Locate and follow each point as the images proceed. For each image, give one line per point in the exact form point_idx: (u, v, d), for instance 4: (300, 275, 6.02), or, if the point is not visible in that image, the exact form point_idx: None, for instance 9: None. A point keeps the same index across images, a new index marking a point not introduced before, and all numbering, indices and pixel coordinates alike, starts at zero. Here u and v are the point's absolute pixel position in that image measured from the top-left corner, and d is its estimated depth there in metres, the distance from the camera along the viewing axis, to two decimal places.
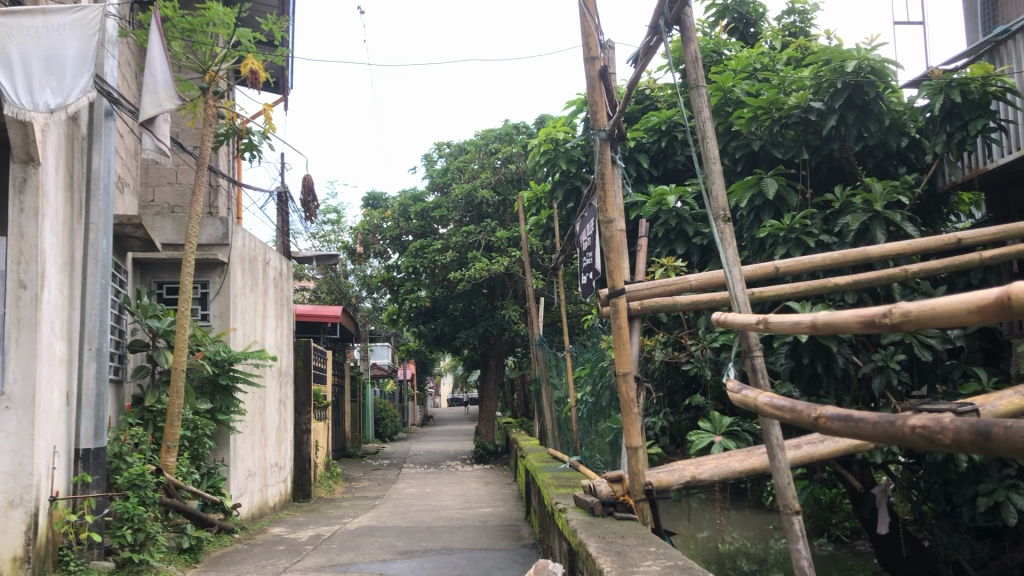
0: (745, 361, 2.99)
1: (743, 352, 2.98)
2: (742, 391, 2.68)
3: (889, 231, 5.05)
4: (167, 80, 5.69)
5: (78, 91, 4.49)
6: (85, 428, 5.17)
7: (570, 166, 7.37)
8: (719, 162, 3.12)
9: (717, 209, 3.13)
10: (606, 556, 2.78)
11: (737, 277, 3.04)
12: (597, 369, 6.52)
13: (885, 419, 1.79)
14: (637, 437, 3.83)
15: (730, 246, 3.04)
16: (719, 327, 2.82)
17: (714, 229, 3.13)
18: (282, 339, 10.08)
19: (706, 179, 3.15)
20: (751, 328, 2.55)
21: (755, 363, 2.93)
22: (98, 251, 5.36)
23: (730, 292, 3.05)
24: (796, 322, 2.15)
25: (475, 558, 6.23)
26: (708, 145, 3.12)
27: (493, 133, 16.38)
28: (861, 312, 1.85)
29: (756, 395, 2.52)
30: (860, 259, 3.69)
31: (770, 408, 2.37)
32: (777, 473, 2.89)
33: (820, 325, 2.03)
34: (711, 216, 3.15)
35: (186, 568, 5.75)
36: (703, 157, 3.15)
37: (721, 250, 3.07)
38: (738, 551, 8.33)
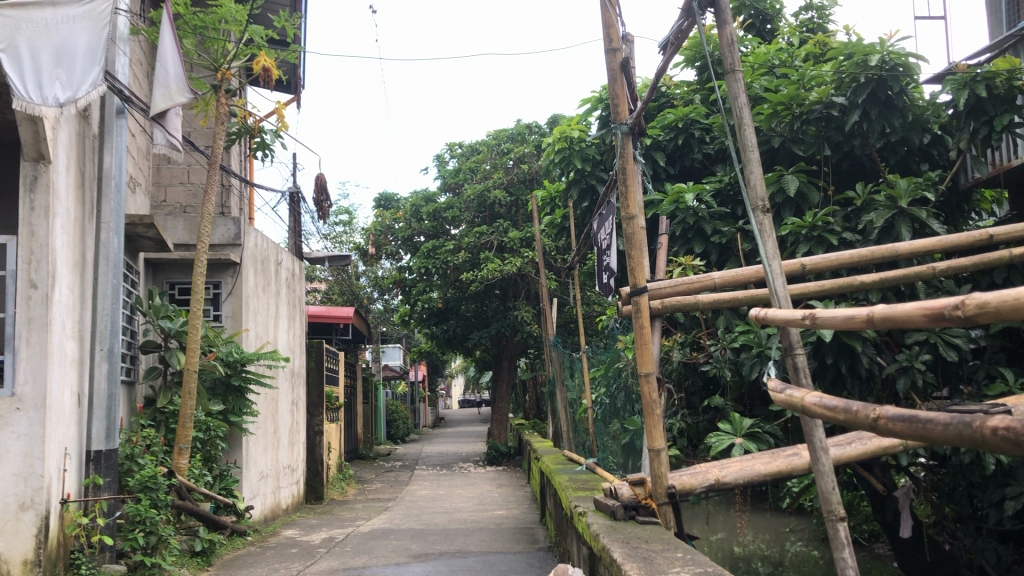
0: (786, 359, 2.97)
1: (784, 350, 2.96)
2: (786, 390, 2.57)
3: (914, 227, 4.95)
4: (179, 73, 5.64)
5: (88, 85, 4.42)
6: (96, 430, 5.11)
7: (585, 164, 7.29)
8: (757, 151, 3.06)
9: (755, 199, 3.05)
10: (631, 561, 2.68)
11: (777, 272, 2.98)
12: (614, 371, 6.43)
13: (957, 420, 1.70)
14: (660, 440, 3.75)
15: (770, 239, 3.00)
16: (758, 324, 2.72)
17: (752, 220, 3.07)
18: (294, 340, 10.03)
19: (743, 168, 3.07)
20: (795, 324, 2.44)
21: (796, 361, 2.91)
22: (109, 250, 5.30)
23: (770, 286, 2.99)
24: (850, 316, 2.06)
25: (491, 561, 6.14)
26: (745, 133, 3.06)
27: (505, 133, 16.30)
28: (926, 305, 1.76)
29: (801, 395, 2.42)
30: (888, 256, 3.60)
31: (819, 408, 2.26)
32: (820, 478, 2.82)
33: (878, 319, 1.94)
34: (749, 206, 3.08)
35: (198, 571, 5.68)
36: (740, 146, 3.08)
37: (760, 243, 3.03)
38: (753, 554, 8.18)
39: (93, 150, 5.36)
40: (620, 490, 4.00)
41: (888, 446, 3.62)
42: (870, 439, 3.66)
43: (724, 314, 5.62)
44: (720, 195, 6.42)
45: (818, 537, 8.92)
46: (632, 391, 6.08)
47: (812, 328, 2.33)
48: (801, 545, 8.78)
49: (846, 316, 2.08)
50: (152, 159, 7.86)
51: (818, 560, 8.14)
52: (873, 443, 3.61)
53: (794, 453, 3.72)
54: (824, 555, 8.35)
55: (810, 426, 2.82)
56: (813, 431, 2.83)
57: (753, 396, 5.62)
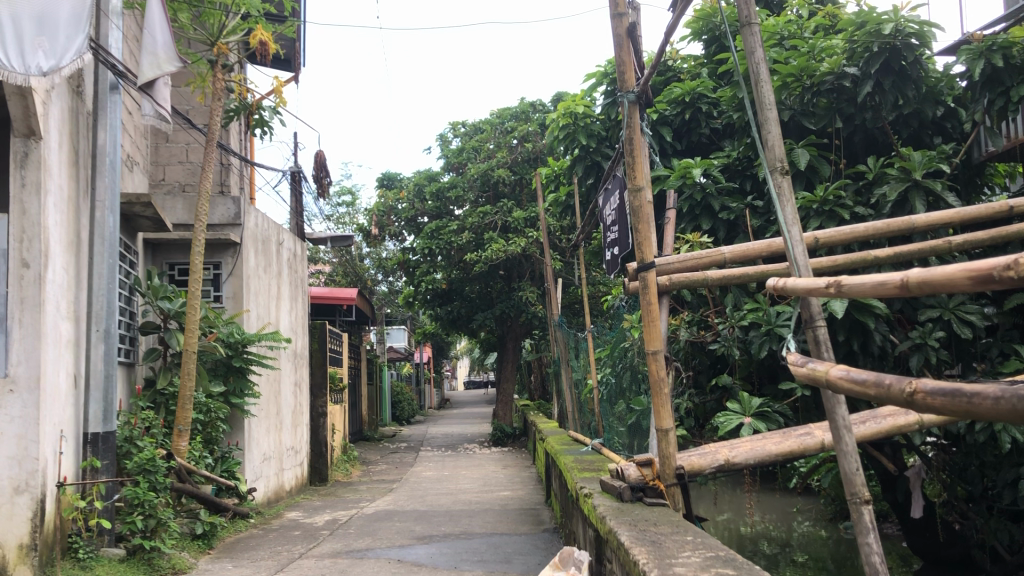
0: (806, 332, 2.86)
1: (804, 322, 2.86)
2: (810, 365, 2.47)
3: (929, 200, 4.82)
4: (166, 41, 5.54)
5: (71, 54, 4.40)
6: (94, 411, 5.03)
7: (590, 140, 7.15)
8: (776, 109, 2.93)
9: (773, 160, 2.94)
10: (640, 545, 2.58)
11: (797, 239, 2.88)
12: (620, 350, 6.33)
13: (1004, 392, 1.59)
14: (667, 419, 3.70)
15: (788, 205, 2.88)
16: (775, 296, 2.64)
17: (770, 182, 2.94)
18: (297, 321, 9.94)
19: (761, 128, 2.95)
20: (819, 292, 2.35)
21: (818, 334, 2.81)
22: (105, 229, 5.18)
23: (789, 256, 2.87)
24: (884, 282, 1.95)
25: (496, 543, 6.06)
26: (762, 91, 2.93)
27: (509, 112, 16.12)
28: (969, 266, 1.65)
29: (827, 369, 2.32)
30: (905, 229, 3.49)
31: (847, 381, 2.16)
32: (843, 459, 2.72)
33: (915, 284, 1.84)
34: (767, 167, 2.96)
35: (199, 555, 5.61)
36: (757, 105, 2.96)
37: (778, 209, 2.90)
38: (760, 534, 8.08)
39: (87, 127, 5.24)
40: (627, 471, 3.89)
41: (903, 425, 3.50)
42: (884, 418, 3.54)
43: (733, 291, 5.49)
44: (728, 170, 6.28)
45: (825, 517, 8.87)
46: (638, 370, 5.97)
47: (837, 298, 2.23)
48: (808, 525, 8.69)
49: (878, 281, 1.98)
50: (151, 137, 7.74)
51: (826, 540, 8.05)
52: (888, 422, 3.50)
53: (806, 432, 3.58)
54: (831, 535, 8.27)
55: (832, 403, 2.71)
56: (835, 409, 2.72)
57: (762, 374, 5.49)
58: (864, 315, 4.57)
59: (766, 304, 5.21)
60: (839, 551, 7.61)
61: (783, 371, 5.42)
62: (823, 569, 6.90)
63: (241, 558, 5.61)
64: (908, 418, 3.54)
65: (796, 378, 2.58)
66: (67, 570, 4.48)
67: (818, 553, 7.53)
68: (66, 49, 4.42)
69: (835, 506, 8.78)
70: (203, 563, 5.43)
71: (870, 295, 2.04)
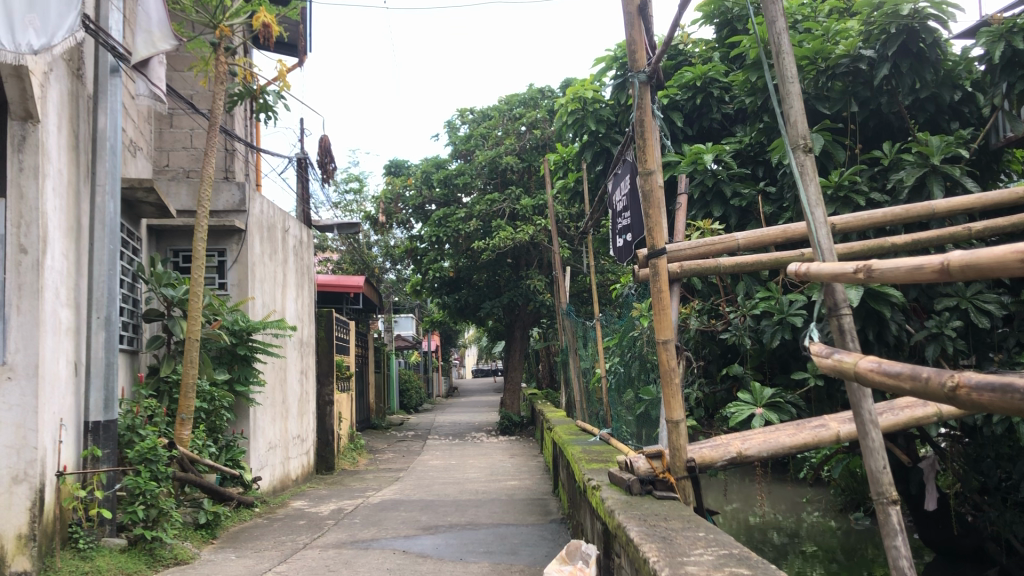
0: (831, 321, 2.70)
1: (829, 311, 2.69)
2: (835, 355, 2.37)
3: (947, 186, 4.69)
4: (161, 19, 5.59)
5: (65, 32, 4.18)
6: (94, 400, 4.97)
7: (600, 126, 7.03)
8: (797, 82, 2.77)
9: (795, 137, 2.78)
10: (650, 542, 2.48)
11: (821, 222, 2.71)
12: (629, 339, 6.22)
13: None
14: (678, 410, 3.59)
15: (812, 183, 2.72)
16: (797, 281, 2.54)
17: (792, 160, 2.78)
18: (303, 309, 9.87)
19: (782, 103, 2.79)
20: (846, 277, 2.23)
21: (843, 324, 2.65)
22: (105, 215, 5.11)
23: (814, 241, 2.69)
24: (923, 266, 1.85)
25: (502, 534, 5.98)
26: (783, 64, 2.78)
27: (517, 98, 15.99)
28: (1020, 249, 1.54)
29: (855, 360, 2.22)
30: (925, 215, 3.34)
31: (878, 373, 2.06)
32: (868, 456, 2.61)
33: (957, 268, 1.73)
34: (788, 145, 2.80)
35: (202, 545, 5.55)
36: (778, 78, 2.81)
37: (801, 188, 2.75)
38: (769, 524, 7.99)
39: (86, 111, 5.16)
40: (636, 463, 3.81)
41: (921, 417, 3.39)
42: (901, 409, 3.44)
43: (744, 280, 5.38)
44: (740, 156, 6.17)
45: (835, 507, 8.77)
46: (648, 360, 5.87)
47: (866, 283, 2.11)
48: (817, 516, 8.60)
49: (915, 266, 1.87)
50: (154, 122, 7.65)
51: (836, 531, 7.96)
52: (905, 414, 3.39)
53: (820, 423, 3.47)
54: (841, 526, 8.18)
55: (857, 395, 2.60)
56: (861, 401, 2.61)
57: (775, 364, 5.38)
58: (880, 304, 4.46)
59: (779, 292, 5.10)
60: (848, 542, 7.52)
61: (796, 360, 5.32)
62: (833, 561, 6.81)
63: (244, 548, 5.55)
64: (926, 410, 3.43)
65: (820, 369, 2.48)
66: (67, 561, 4.43)
67: (828, 544, 7.43)
68: (57, 28, 4.17)
69: (845, 496, 8.68)
70: (206, 554, 5.38)
71: (905, 280, 1.93)
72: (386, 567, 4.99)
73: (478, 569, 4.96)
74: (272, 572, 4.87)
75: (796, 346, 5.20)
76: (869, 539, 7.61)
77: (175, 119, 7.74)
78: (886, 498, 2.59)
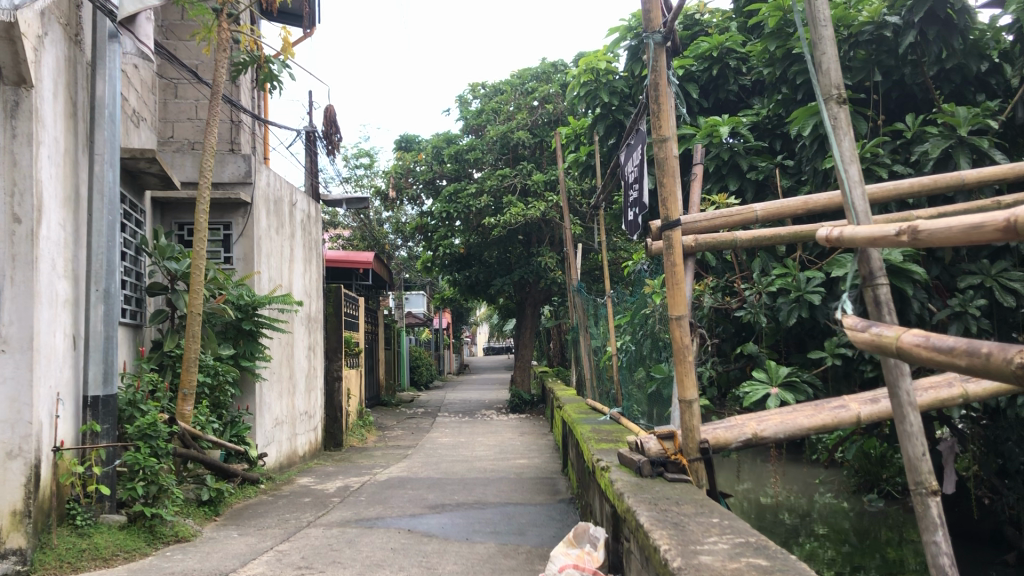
0: (864, 291, 2.58)
1: (863, 280, 2.58)
2: (873, 329, 2.22)
3: (974, 158, 4.50)
4: None
5: None
6: (94, 373, 4.88)
7: (613, 98, 6.86)
8: (830, 26, 2.64)
9: (829, 87, 2.63)
10: (660, 528, 2.34)
11: (855, 181, 2.55)
12: (641, 316, 6.07)
13: None
14: (692, 389, 3.46)
15: (846, 137, 2.57)
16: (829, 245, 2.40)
17: (824, 111, 2.64)
18: (311, 284, 9.76)
19: (814, 49, 2.66)
20: (887, 240, 2.08)
21: (878, 293, 2.53)
22: (104, 184, 5.01)
23: (846, 197, 2.56)
24: (981, 226, 1.69)
25: (510, 514, 5.86)
26: (816, 6, 2.64)
27: (530, 72, 15.77)
28: None
29: (897, 333, 2.07)
30: (955, 186, 3.11)
31: (924, 347, 1.91)
32: (907, 441, 2.45)
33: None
34: (820, 95, 2.65)
35: (204, 522, 5.48)
36: (811, 23, 2.67)
37: (833, 142, 2.60)
38: (781, 504, 7.85)
39: (85, 77, 5.00)
40: (647, 444, 3.68)
41: (945, 399, 3.24)
42: (925, 391, 3.28)
43: (760, 256, 5.22)
44: (757, 129, 6.00)
45: (848, 489, 8.63)
46: (661, 337, 5.72)
47: (912, 246, 1.96)
48: (829, 497, 8.46)
49: (973, 225, 1.71)
50: (158, 92, 7.50)
51: (848, 512, 7.83)
52: (929, 395, 3.23)
53: (840, 404, 3.32)
54: (853, 507, 8.05)
55: (895, 374, 2.46)
56: (898, 381, 2.47)
57: (791, 342, 5.24)
58: (903, 281, 4.29)
59: (795, 269, 4.95)
60: (861, 524, 7.38)
61: (812, 339, 5.18)
62: (845, 542, 6.67)
63: (247, 526, 5.46)
64: (951, 392, 3.27)
65: (853, 343, 2.33)
66: (63, 537, 4.35)
67: (840, 525, 7.30)
68: None
69: (860, 478, 8.53)
70: (208, 531, 5.28)
71: (960, 240, 1.77)
72: (390, 547, 4.87)
73: (483, 549, 4.84)
74: (274, 550, 4.76)
75: (812, 325, 5.06)
76: (882, 521, 7.47)
77: (180, 90, 7.59)
78: (921, 486, 2.44)
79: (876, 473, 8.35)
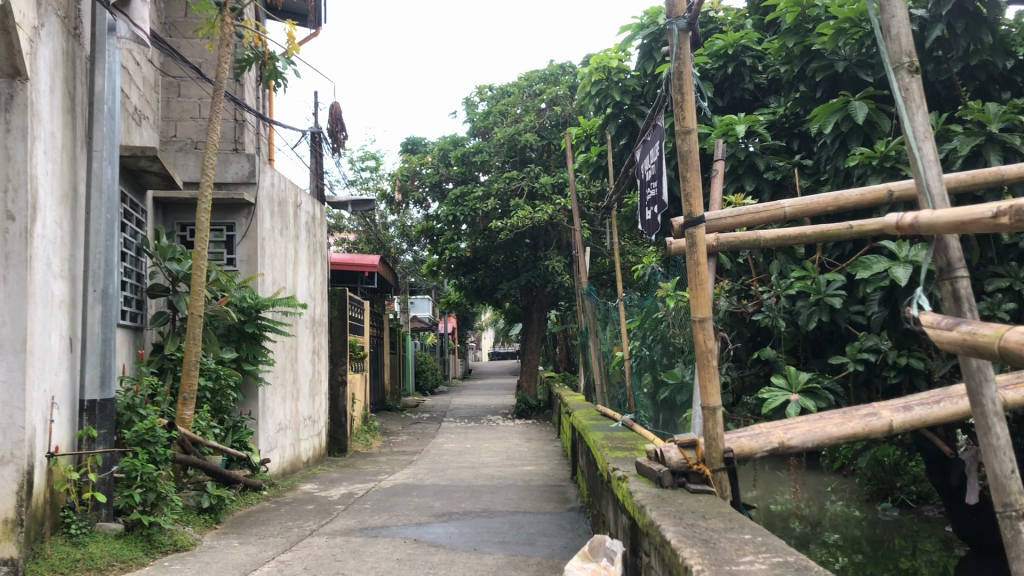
0: (941, 286, 2.41)
1: (938, 273, 2.41)
2: (962, 326, 2.05)
3: (1004, 156, 4.33)
4: None
5: None
6: (90, 377, 4.71)
7: (625, 97, 6.70)
8: None
9: (898, 55, 2.45)
10: (689, 546, 2.17)
11: (930, 160, 2.38)
12: (653, 320, 5.91)
13: None
14: (715, 396, 3.29)
15: (919, 113, 2.40)
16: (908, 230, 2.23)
17: (893, 83, 2.46)
18: (316, 287, 9.62)
19: (881, 13, 2.47)
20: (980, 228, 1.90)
21: (957, 289, 2.36)
22: (102, 181, 4.86)
23: (920, 178, 2.38)
24: None
25: (519, 523, 5.69)
26: None
27: (538, 74, 15.66)
28: None
29: (996, 333, 1.90)
30: (994, 182, 2.93)
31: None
32: (993, 457, 2.29)
33: None
34: (887, 63, 2.48)
35: (204, 530, 5.33)
36: None
37: (904, 118, 2.43)
38: (791, 511, 7.68)
39: (82, 72, 4.85)
40: (667, 453, 3.49)
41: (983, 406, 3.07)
42: (961, 398, 3.13)
43: (778, 258, 5.03)
44: (773, 129, 5.83)
45: (860, 498, 8.47)
46: (674, 342, 5.56)
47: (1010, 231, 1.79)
48: (841, 504, 8.27)
49: None
50: (161, 90, 7.36)
51: (860, 521, 7.64)
52: (965, 403, 3.07)
53: (871, 412, 3.18)
54: (866, 515, 7.86)
55: (980, 381, 2.28)
56: (983, 389, 2.30)
57: (808, 347, 5.10)
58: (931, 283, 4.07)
59: (815, 271, 4.76)
60: (874, 533, 7.20)
61: (831, 343, 5.01)
62: (858, 551, 6.48)
63: (248, 534, 5.31)
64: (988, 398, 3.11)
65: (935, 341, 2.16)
66: (56, 547, 4.19)
67: (852, 534, 7.12)
68: None
69: (873, 486, 8.37)
70: (208, 540, 5.14)
71: None
72: (396, 557, 4.71)
73: (492, 560, 4.67)
74: (275, 561, 4.61)
75: (832, 329, 4.89)
76: (896, 530, 7.29)
77: (183, 88, 7.43)
78: (1012, 508, 2.30)
79: (889, 481, 8.21)
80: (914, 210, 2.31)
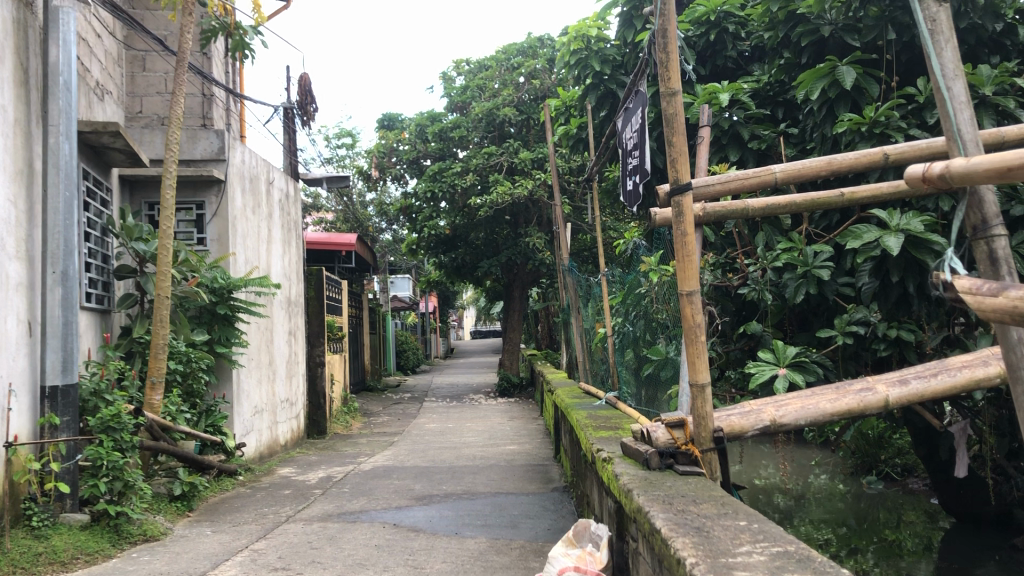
0: (976, 247, 2.28)
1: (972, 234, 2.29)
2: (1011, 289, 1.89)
3: (997, 119, 4.20)
4: None
5: None
6: (51, 362, 4.49)
7: (605, 66, 6.50)
8: None
9: None
10: (682, 536, 2.03)
11: (961, 102, 2.27)
12: (636, 296, 5.75)
13: None
14: (703, 373, 3.14)
15: (949, 50, 2.30)
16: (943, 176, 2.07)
17: (922, 22, 2.36)
18: (291, 266, 9.41)
19: None
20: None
21: (994, 248, 2.23)
22: (59, 156, 4.58)
23: (954, 125, 2.26)
24: None
25: (501, 504, 5.55)
26: None
27: (516, 47, 15.40)
28: None
29: None
30: (992, 142, 2.76)
31: None
32: None
33: None
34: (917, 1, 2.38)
35: (176, 518, 5.18)
36: None
37: (934, 59, 2.31)
38: (774, 485, 7.61)
39: (35, 42, 4.60)
40: (655, 434, 3.33)
41: (983, 378, 2.98)
42: (959, 370, 3.03)
43: (764, 230, 4.87)
44: (757, 97, 5.64)
45: (844, 471, 8.41)
46: (658, 318, 5.40)
47: None
48: (825, 478, 8.19)
49: None
50: (125, 64, 7.09)
51: (844, 495, 7.56)
52: (963, 375, 2.98)
53: (865, 386, 3.09)
54: (851, 489, 7.79)
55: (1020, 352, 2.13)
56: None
57: (795, 320, 4.97)
58: (921, 253, 3.93)
59: (802, 243, 4.62)
60: (859, 506, 7.12)
61: (817, 316, 4.89)
62: (843, 525, 6.38)
63: (222, 522, 5.14)
64: (987, 370, 3.02)
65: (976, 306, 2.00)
66: (17, 540, 4.02)
67: (835, 506, 7.06)
68: None
69: (857, 459, 8.31)
70: (179, 529, 4.97)
71: None
72: (375, 543, 4.56)
73: (474, 545, 4.53)
74: (248, 549, 4.44)
75: (819, 302, 4.77)
76: (881, 503, 7.21)
77: (148, 62, 7.16)
78: None
79: (873, 455, 8.15)
80: (946, 160, 2.11)
